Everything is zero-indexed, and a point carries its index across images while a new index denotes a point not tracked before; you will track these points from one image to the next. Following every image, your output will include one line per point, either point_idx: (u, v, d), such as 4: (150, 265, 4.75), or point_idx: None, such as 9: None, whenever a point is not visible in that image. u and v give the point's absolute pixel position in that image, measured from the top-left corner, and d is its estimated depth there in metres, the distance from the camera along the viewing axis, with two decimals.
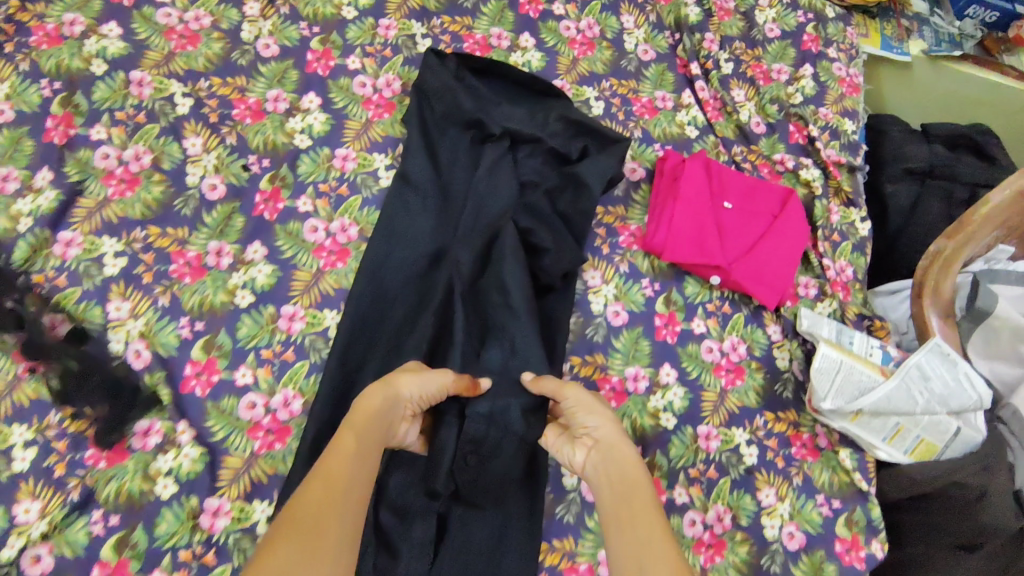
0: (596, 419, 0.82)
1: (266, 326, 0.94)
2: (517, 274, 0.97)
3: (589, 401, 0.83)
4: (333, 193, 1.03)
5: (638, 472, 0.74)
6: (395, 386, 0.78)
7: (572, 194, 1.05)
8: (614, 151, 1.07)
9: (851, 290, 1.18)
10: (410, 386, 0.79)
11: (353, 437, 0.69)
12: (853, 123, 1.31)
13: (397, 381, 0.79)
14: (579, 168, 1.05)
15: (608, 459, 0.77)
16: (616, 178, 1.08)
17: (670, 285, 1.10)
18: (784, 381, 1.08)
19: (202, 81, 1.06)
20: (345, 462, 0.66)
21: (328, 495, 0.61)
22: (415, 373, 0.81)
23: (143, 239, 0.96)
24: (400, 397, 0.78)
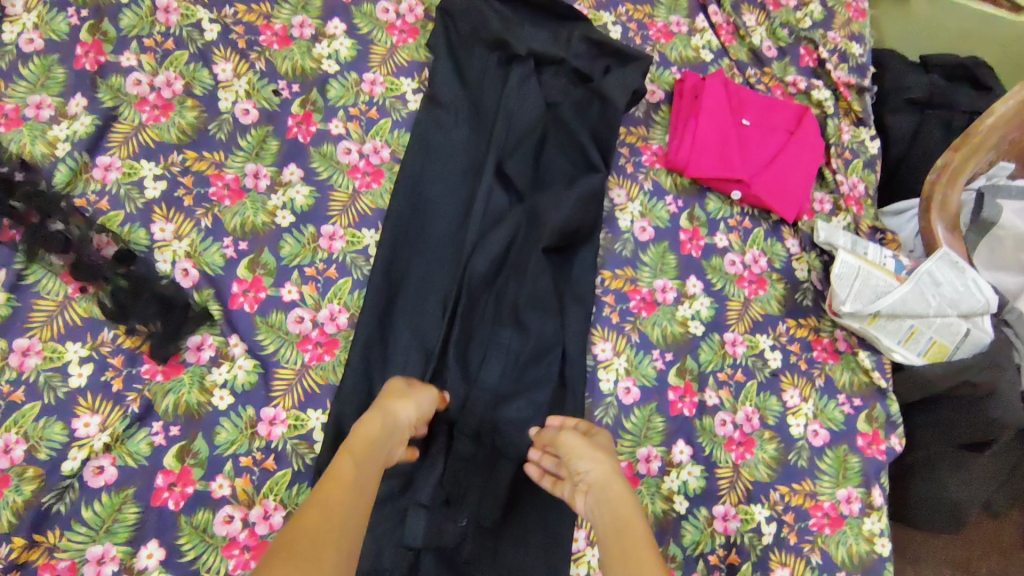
0: (588, 464, 0.77)
1: (309, 245, 0.96)
2: (528, 300, 0.95)
3: (580, 448, 0.79)
4: (363, 116, 1.05)
5: (634, 529, 0.69)
6: (391, 409, 0.78)
7: (598, 108, 1.09)
8: (639, 70, 1.11)
9: (863, 206, 1.22)
10: (406, 411, 0.79)
11: (350, 463, 0.69)
12: (860, 47, 1.34)
13: (391, 404, 0.78)
14: (603, 83, 1.09)
15: (606, 516, 0.72)
16: (640, 92, 1.11)
17: (692, 202, 1.13)
18: (803, 290, 1.13)
19: (226, 7, 1.06)
20: (345, 485, 0.66)
21: (323, 525, 0.61)
22: (406, 397, 0.80)
23: (181, 163, 0.97)
24: (398, 420, 0.78)
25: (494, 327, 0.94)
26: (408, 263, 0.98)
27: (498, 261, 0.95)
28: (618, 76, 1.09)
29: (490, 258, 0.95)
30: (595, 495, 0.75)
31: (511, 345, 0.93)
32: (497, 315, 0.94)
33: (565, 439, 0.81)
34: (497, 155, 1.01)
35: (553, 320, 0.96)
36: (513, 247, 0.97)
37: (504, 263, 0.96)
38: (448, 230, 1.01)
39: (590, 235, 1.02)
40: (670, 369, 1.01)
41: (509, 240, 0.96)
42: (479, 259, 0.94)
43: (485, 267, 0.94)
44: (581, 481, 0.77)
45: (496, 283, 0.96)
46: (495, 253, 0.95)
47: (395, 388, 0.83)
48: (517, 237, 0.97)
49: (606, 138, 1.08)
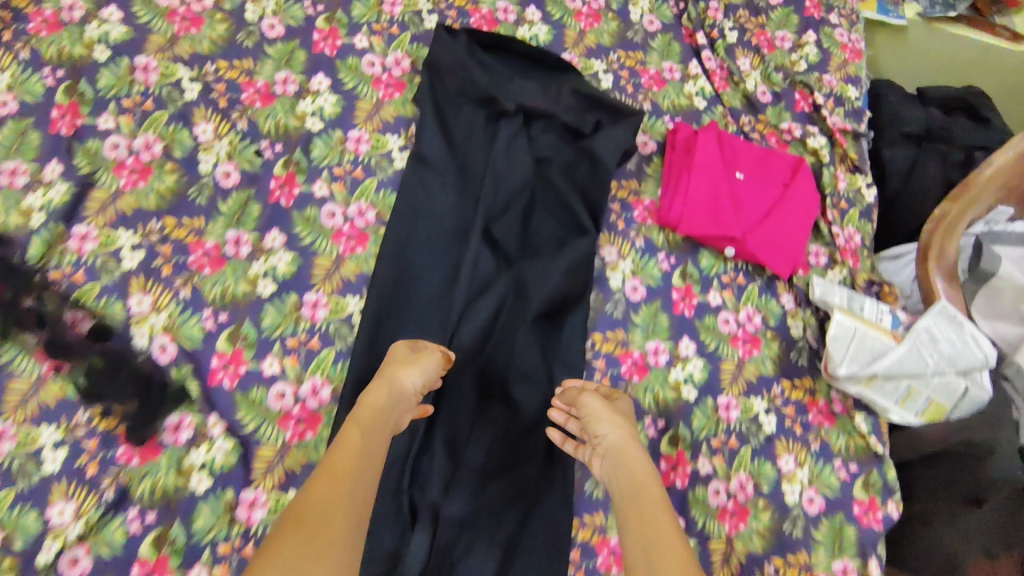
0: (607, 429, 0.84)
1: (290, 314, 0.94)
2: (517, 374, 0.94)
3: (602, 412, 0.85)
4: (348, 176, 1.03)
5: (648, 491, 0.78)
6: (395, 377, 0.83)
7: (588, 168, 1.07)
8: (632, 128, 1.09)
9: (860, 257, 1.19)
10: (412, 378, 0.84)
11: (358, 435, 0.77)
12: (857, 90, 1.31)
13: (393, 371, 0.84)
14: (593, 143, 1.07)
15: (622, 478, 0.81)
16: (631, 151, 1.09)
17: (685, 259, 1.11)
18: (799, 349, 1.10)
19: (208, 65, 1.04)
20: (350, 456, 0.75)
21: (328, 494, 0.70)
22: (411, 363, 0.85)
23: (160, 231, 0.94)
24: (403, 389, 0.83)
25: (479, 401, 0.92)
26: (394, 332, 0.96)
27: (485, 333, 0.94)
28: (610, 135, 1.08)
29: (478, 330, 0.94)
30: (611, 459, 0.83)
31: (498, 421, 0.92)
32: (483, 388, 0.93)
33: (587, 402, 0.86)
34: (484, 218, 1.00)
35: (543, 394, 0.94)
36: (500, 317, 0.96)
37: (490, 335, 0.95)
38: (434, 295, 0.99)
39: (580, 299, 1.00)
40: (662, 438, 1.00)
41: (497, 310, 0.96)
42: (466, 331, 0.93)
43: (473, 338, 0.93)
44: (598, 443, 0.85)
45: (483, 354, 0.94)
46: (482, 324, 0.94)
47: (400, 354, 0.87)
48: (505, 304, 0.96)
49: (597, 198, 1.05)
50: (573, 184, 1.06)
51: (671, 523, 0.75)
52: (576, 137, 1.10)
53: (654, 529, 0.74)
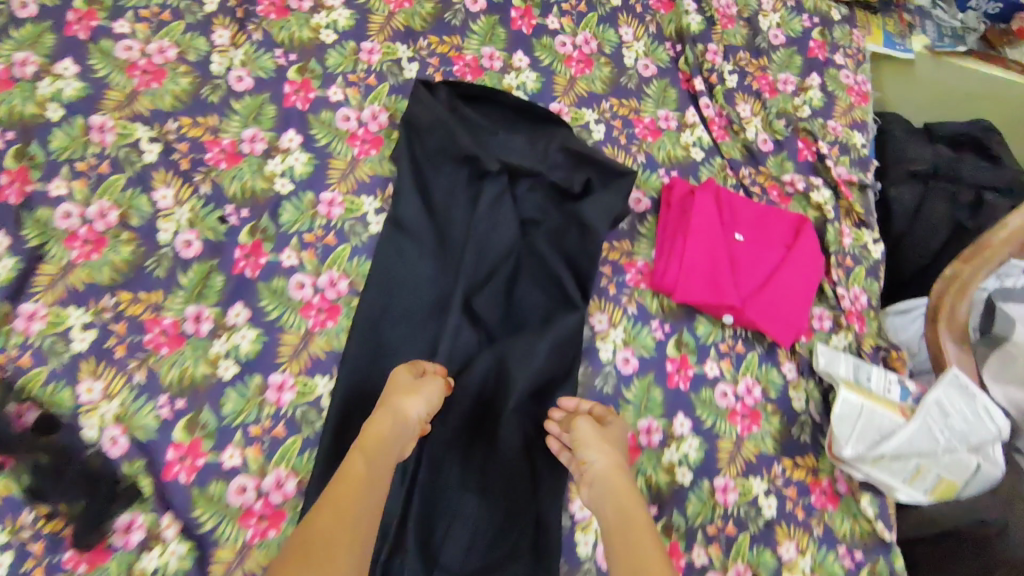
0: (594, 456, 0.81)
1: (254, 398, 0.89)
2: (500, 467, 0.88)
3: (591, 439, 0.82)
4: (319, 243, 0.96)
5: (636, 523, 0.75)
6: (399, 408, 0.80)
7: (577, 234, 1.00)
8: (624, 192, 1.02)
9: (866, 319, 1.13)
10: (417, 408, 0.81)
11: (362, 465, 0.75)
12: (864, 136, 1.24)
13: (396, 401, 0.81)
14: (580, 207, 1.01)
15: (609, 506, 0.78)
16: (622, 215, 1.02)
17: (680, 326, 1.04)
18: (801, 424, 1.04)
19: (170, 122, 0.97)
20: (355, 487, 0.73)
21: (333, 529, 0.69)
22: (416, 392, 0.82)
23: (113, 307, 0.89)
24: (407, 420, 0.81)
25: (458, 493, 0.87)
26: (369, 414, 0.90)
27: (464, 420, 0.90)
28: (600, 200, 1.01)
29: (456, 418, 0.90)
30: (599, 487, 0.80)
31: (478, 517, 0.86)
32: (463, 479, 0.88)
33: (579, 429, 0.83)
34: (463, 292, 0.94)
35: (526, 487, 0.87)
36: (480, 402, 0.91)
37: (471, 421, 0.90)
38: None
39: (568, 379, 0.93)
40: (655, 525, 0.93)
41: (478, 394, 0.91)
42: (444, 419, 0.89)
43: (453, 426, 0.89)
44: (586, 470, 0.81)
45: (462, 442, 0.89)
46: (462, 412, 0.90)
47: (403, 380, 0.84)
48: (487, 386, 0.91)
49: (587, 268, 0.98)
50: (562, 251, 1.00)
51: (654, 543, 0.73)
52: (566, 197, 1.03)
53: (638, 558, 0.71)
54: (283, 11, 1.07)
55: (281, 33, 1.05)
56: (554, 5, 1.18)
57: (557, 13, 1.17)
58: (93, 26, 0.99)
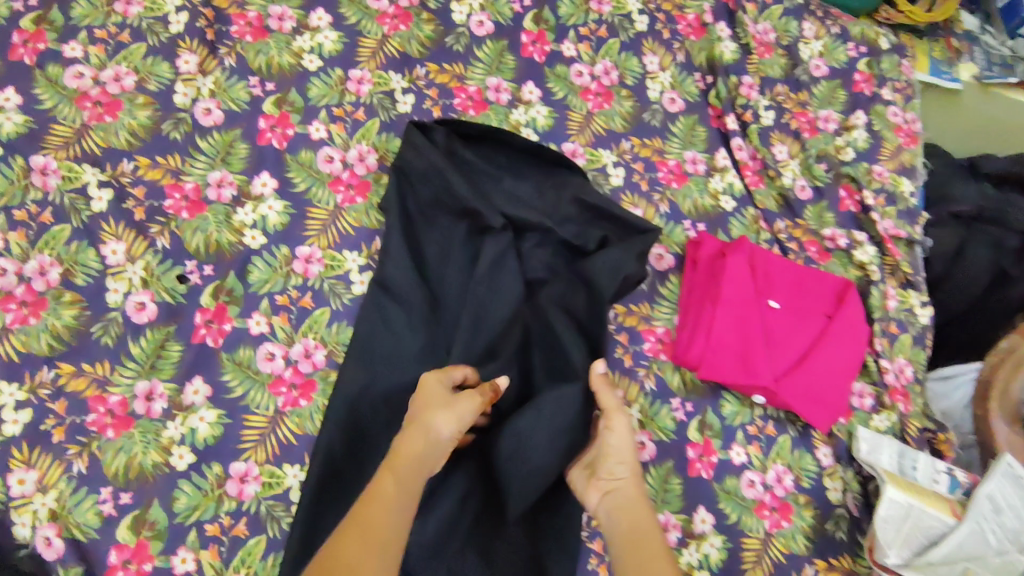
0: (625, 470, 0.69)
1: (211, 493, 0.75)
2: None
3: (622, 447, 0.70)
4: (294, 306, 0.84)
5: (657, 543, 0.62)
6: (431, 425, 0.66)
7: (584, 296, 0.85)
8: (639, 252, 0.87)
9: (912, 397, 1.00)
10: (448, 427, 0.66)
11: (393, 482, 0.61)
12: (911, 183, 1.10)
13: (428, 416, 0.67)
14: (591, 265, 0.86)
15: (623, 520, 0.65)
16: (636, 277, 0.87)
17: (704, 405, 0.91)
18: (836, 519, 0.91)
19: (124, 162, 0.85)
20: (386, 508, 0.59)
21: (360, 553, 0.54)
22: (448, 405, 0.68)
23: (53, 382, 0.75)
24: (439, 441, 0.66)
25: None
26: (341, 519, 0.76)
27: (450, 524, 0.78)
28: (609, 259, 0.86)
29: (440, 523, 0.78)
30: (614, 500, 0.68)
31: None
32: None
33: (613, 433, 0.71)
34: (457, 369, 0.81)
35: None
36: (469, 499, 0.80)
37: (460, 521, 0.79)
38: None
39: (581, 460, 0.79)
40: None
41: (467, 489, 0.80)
42: (424, 523, 0.77)
43: (437, 529, 0.77)
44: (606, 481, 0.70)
45: (449, 548, 0.78)
46: (446, 514, 0.78)
47: (434, 394, 0.70)
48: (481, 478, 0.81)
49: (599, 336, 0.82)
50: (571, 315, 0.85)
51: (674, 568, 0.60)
52: (578, 254, 0.91)
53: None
54: (261, 31, 0.93)
55: (258, 58, 0.92)
56: (571, 28, 1.04)
57: (574, 38, 1.03)
58: (41, 49, 0.86)
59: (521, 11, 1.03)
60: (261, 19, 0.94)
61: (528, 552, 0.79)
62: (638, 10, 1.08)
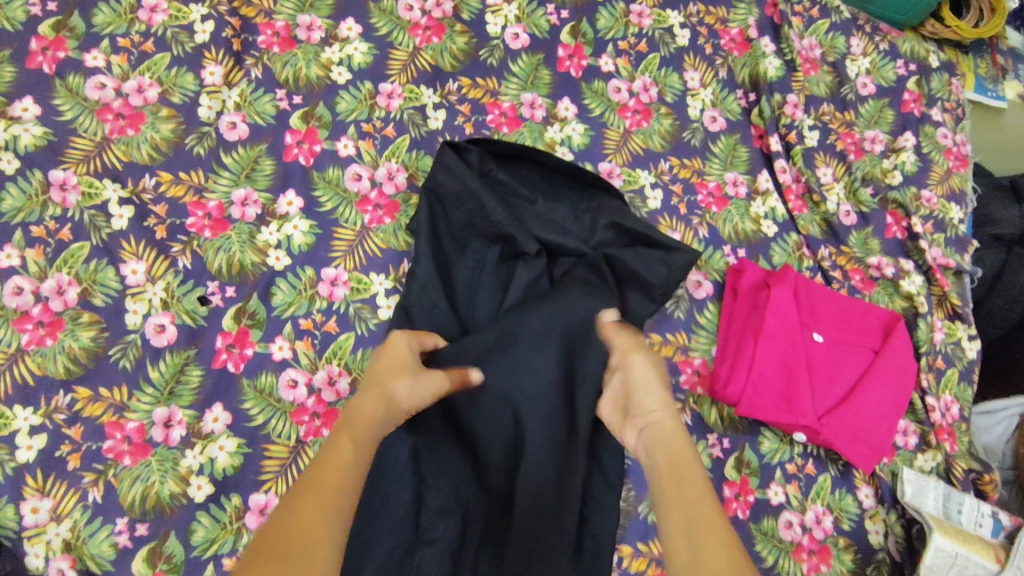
0: (654, 402, 0.66)
1: (229, 525, 0.72)
2: None
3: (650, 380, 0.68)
4: (318, 331, 0.81)
5: (688, 466, 0.58)
6: (390, 391, 0.65)
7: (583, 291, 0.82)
8: (652, 257, 0.85)
9: (957, 435, 0.95)
10: (406, 392, 0.66)
11: (349, 443, 0.57)
12: (960, 209, 1.06)
13: (389, 385, 0.66)
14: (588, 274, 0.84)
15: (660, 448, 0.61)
16: (646, 278, 0.84)
17: (742, 441, 0.87)
18: (877, 563, 0.86)
19: (146, 178, 0.82)
20: (342, 470, 0.54)
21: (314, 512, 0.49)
22: (410, 372, 0.68)
23: (68, 407, 0.72)
24: (396, 402, 0.65)
25: None
26: (360, 558, 0.72)
27: (453, 552, 0.75)
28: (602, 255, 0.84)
29: (442, 552, 0.75)
30: (648, 432, 0.64)
31: None
32: None
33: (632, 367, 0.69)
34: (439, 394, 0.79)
35: None
36: (469, 520, 0.77)
37: (463, 546, 0.76)
38: (404, 504, 0.76)
39: (601, 468, 0.81)
40: None
41: (461, 509, 0.77)
42: (429, 555, 0.74)
43: (439, 564, 0.74)
44: (639, 416, 0.66)
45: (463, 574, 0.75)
46: (448, 544, 0.75)
47: (395, 361, 0.69)
48: (490, 505, 0.78)
49: (582, 354, 0.80)
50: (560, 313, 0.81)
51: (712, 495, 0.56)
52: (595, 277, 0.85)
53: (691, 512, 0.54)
54: (289, 42, 0.90)
55: (285, 70, 0.89)
56: (609, 42, 1.00)
57: (612, 51, 0.99)
58: (60, 56, 0.83)
59: (558, 23, 0.98)
60: (289, 29, 0.91)
61: (537, 566, 0.75)
62: (680, 23, 1.03)
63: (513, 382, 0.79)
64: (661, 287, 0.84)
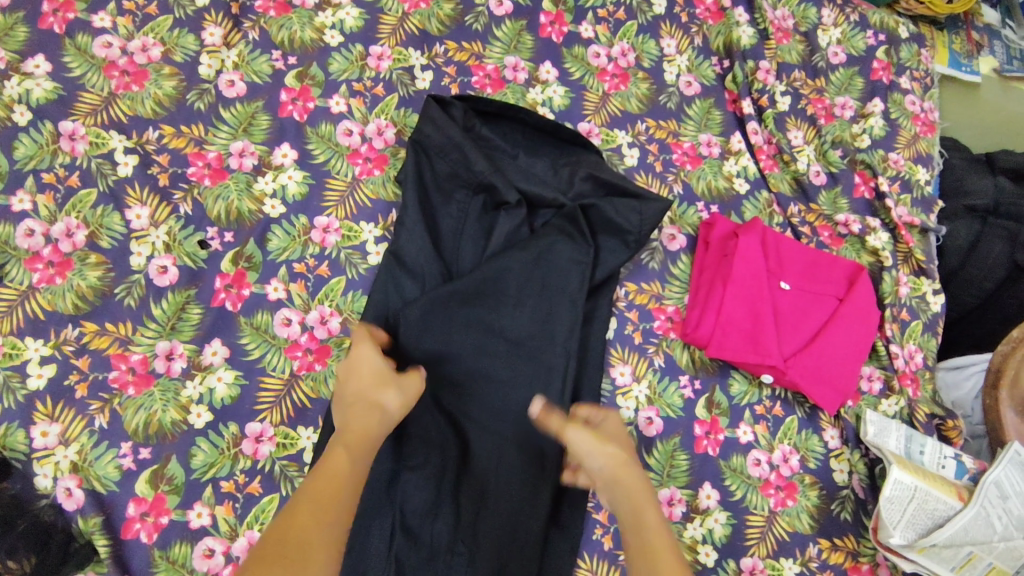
0: (598, 463, 0.67)
1: (227, 451, 0.77)
2: (495, 527, 0.78)
3: (584, 441, 0.67)
4: (311, 274, 0.85)
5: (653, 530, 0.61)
6: (379, 399, 0.67)
7: (564, 242, 0.88)
8: (626, 207, 0.90)
9: (921, 383, 1.00)
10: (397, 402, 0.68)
11: (344, 456, 0.62)
12: (927, 172, 1.11)
13: (377, 395, 0.68)
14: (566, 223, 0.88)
15: (625, 512, 0.64)
16: (621, 227, 0.90)
17: (713, 383, 0.92)
18: (842, 500, 0.90)
19: (150, 131, 0.87)
20: (338, 482, 0.59)
21: (315, 528, 0.55)
22: (396, 382, 0.69)
23: (76, 340, 0.78)
24: (388, 415, 0.67)
25: (446, 552, 0.77)
26: None
27: (436, 480, 0.79)
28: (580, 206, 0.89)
29: (425, 478, 0.79)
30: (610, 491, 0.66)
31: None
32: (452, 538, 0.77)
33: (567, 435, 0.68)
34: (420, 330, 0.81)
35: (534, 533, 0.79)
36: (449, 453, 0.80)
37: (444, 475, 0.79)
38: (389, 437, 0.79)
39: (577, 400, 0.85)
40: None
41: (442, 443, 0.80)
42: (413, 480, 0.78)
43: (423, 491, 0.78)
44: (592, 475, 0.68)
45: (445, 503, 0.78)
46: (431, 471, 0.79)
47: (372, 370, 0.70)
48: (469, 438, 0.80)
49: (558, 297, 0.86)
50: (542, 259, 0.86)
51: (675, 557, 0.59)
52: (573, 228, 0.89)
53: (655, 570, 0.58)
54: (284, 6, 0.95)
55: (281, 32, 0.94)
56: (589, 9, 1.05)
57: (592, 19, 1.04)
58: (70, 18, 0.89)
59: None
60: None
61: (520, 495, 0.80)
62: None
63: (494, 324, 0.83)
64: (635, 234, 0.90)
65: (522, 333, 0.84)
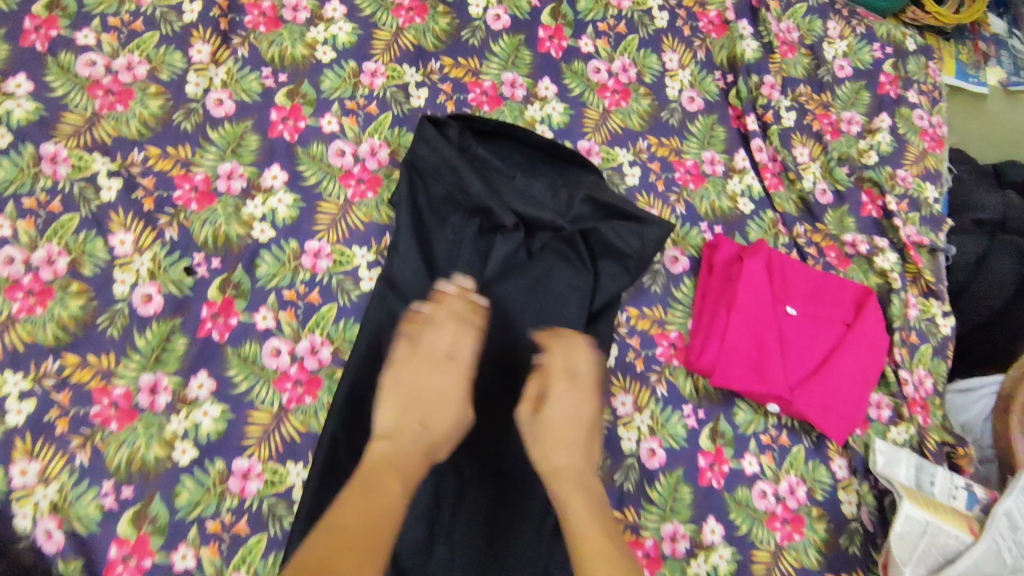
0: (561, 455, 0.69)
1: (213, 489, 0.74)
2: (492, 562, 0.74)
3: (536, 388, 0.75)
4: (301, 301, 0.82)
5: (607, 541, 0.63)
6: (440, 404, 0.70)
7: (562, 267, 0.85)
8: (626, 230, 0.87)
9: (930, 409, 0.97)
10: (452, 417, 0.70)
11: (394, 491, 0.61)
12: (935, 189, 1.08)
13: (437, 394, 0.71)
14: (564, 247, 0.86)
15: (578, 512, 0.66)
16: (622, 252, 0.87)
17: (717, 412, 0.89)
18: (850, 533, 0.88)
19: (135, 152, 0.84)
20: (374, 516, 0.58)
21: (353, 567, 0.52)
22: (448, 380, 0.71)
23: (57, 373, 0.74)
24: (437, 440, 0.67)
25: None
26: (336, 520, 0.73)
27: (429, 515, 0.75)
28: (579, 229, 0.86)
29: (418, 512, 0.75)
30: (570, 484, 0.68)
31: None
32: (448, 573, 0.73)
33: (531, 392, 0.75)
34: None
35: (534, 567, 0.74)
36: (443, 485, 0.77)
37: (438, 508, 0.76)
38: None
39: None
40: None
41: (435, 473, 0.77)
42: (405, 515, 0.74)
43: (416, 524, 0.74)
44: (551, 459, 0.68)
45: (439, 537, 0.75)
46: (423, 504, 0.75)
47: (434, 363, 0.72)
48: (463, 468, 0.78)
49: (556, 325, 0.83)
50: (540, 284, 0.84)
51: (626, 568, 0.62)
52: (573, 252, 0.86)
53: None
54: (274, 22, 0.92)
55: (271, 49, 0.91)
56: (589, 24, 1.02)
57: (592, 33, 1.01)
58: (53, 35, 0.85)
59: (539, 4, 1.01)
60: (275, 9, 0.93)
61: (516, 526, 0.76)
62: (659, 6, 1.06)
63: (490, 352, 0.81)
64: (636, 258, 0.87)
65: (518, 362, 0.81)
